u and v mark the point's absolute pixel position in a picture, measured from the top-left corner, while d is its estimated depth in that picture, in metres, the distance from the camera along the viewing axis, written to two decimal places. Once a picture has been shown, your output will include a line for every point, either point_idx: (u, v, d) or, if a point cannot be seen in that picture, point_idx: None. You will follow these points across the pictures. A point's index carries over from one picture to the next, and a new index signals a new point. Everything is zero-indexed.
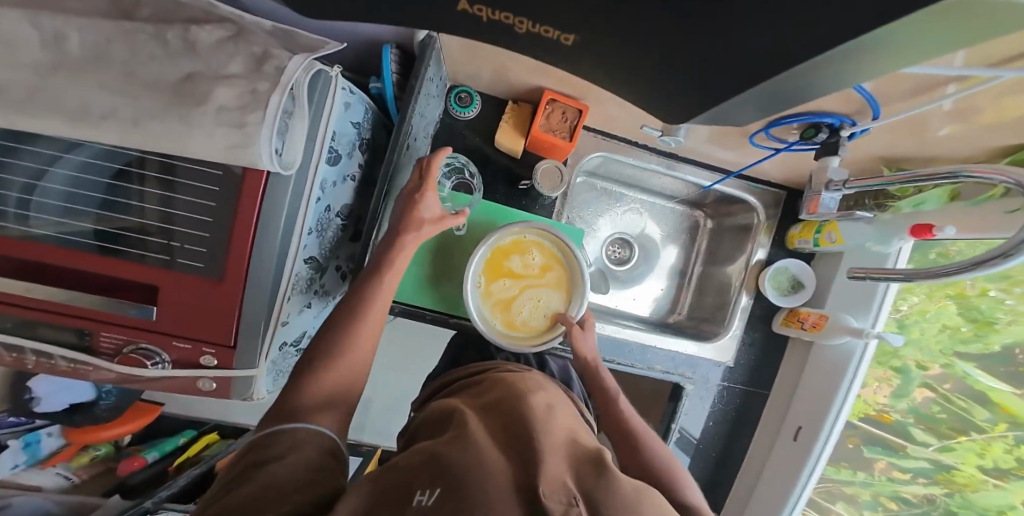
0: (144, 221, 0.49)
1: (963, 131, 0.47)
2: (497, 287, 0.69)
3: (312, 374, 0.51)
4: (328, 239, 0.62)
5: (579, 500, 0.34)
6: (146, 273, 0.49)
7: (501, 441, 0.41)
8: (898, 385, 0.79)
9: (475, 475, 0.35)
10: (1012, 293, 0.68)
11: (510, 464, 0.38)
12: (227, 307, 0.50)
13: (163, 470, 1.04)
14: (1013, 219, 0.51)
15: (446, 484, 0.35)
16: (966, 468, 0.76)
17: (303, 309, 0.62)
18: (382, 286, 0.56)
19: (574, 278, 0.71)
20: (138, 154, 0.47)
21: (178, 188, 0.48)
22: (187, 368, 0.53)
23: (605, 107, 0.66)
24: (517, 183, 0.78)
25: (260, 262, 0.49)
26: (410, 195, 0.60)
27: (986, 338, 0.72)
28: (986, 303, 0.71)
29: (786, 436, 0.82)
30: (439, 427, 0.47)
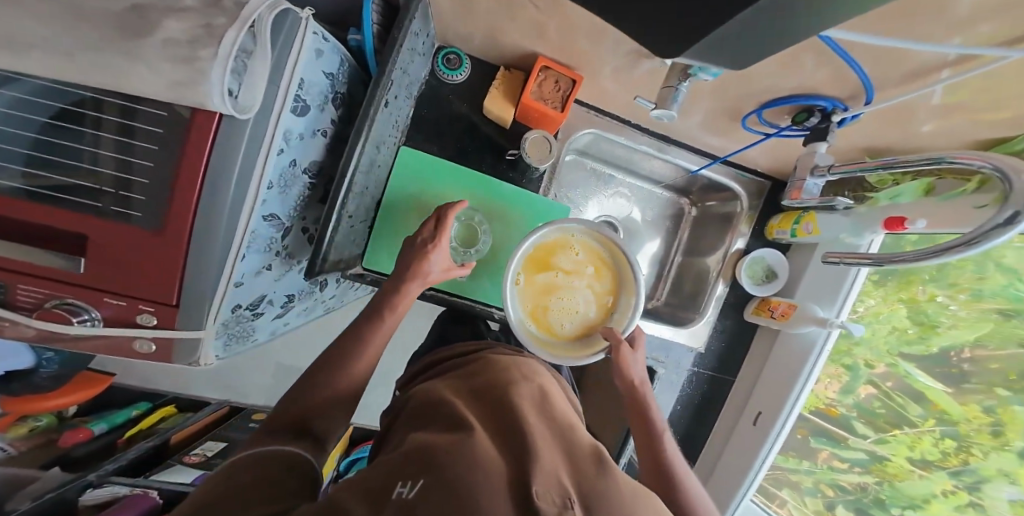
0: (99, 171, 0.44)
1: (944, 126, 0.47)
2: (542, 278, 0.67)
3: (311, 379, 0.51)
4: (293, 197, 0.57)
5: (573, 502, 0.31)
6: (90, 225, 0.43)
7: (493, 435, 0.39)
8: (847, 381, 0.81)
9: (464, 469, 0.31)
10: (958, 299, 0.70)
11: (505, 459, 0.35)
12: (169, 263, 0.45)
13: (113, 443, 0.97)
14: (980, 214, 0.51)
15: (429, 469, 0.31)
16: (896, 459, 0.79)
17: (261, 270, 0.57)
18: (383, 326, 0.58)
19: (628, 291, 0.66)
20: (92, 95, 0.42)
21: (138, 135, 0.43)
22: (121, 327, 0.49)
23: (600, 80, 0.63)
24: (504, 155, 0.75)
25: (208, 216, 0.44)
26: (423, 246, 0.60)
27: (928, 340, 0.74)
28: (933, 308, 0.72)
29: (747, 420, 0.84)
30: (429, 417, 0.45)
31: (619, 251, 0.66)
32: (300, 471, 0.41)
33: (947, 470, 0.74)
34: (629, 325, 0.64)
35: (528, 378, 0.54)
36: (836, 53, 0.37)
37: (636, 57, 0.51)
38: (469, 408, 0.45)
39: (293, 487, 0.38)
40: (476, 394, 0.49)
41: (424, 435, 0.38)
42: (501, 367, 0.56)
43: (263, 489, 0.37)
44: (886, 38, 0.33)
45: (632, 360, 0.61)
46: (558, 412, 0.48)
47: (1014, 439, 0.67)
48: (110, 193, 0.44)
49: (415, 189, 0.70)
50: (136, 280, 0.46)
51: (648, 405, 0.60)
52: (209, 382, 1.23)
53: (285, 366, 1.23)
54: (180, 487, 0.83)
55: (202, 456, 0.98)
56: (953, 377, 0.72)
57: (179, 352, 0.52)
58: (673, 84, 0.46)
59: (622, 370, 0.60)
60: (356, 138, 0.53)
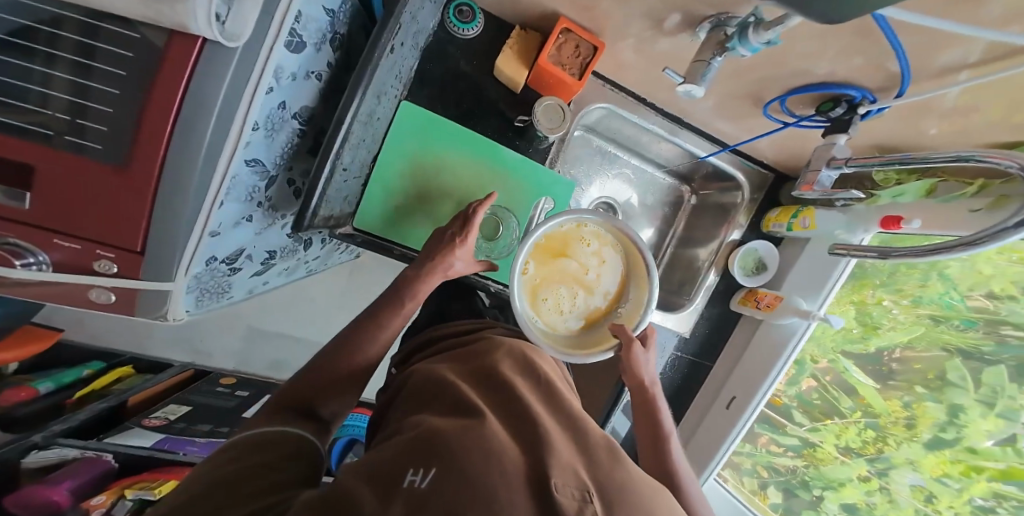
0: (48, 93, 0.37)
1: (952, 130, 0.48)
2: (556, 269, 0.67)
3: (315, 367, 0.52)
4: (280, 144, 0.51)
5: (589, 501, 0.32)
6: (37, 155, 0.37)
7: (505, 427, 0.41)
8: (793, 374, 0.89)
9: (477, 466, 0.32)
10: (900, 304, 0.80)
11: (517, 452, 0.36)
12: (135, 206, 0.40)
13: (61, 402, 0.91)
14: (974, 219, 0.54)
15: (444, 459, 0.32)
16: (825, 446, 0.93)
17: (240, 221, 0.52)
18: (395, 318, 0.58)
19: (641, 289, 0.66)
20: (51, 8, 0.35)
21: (99, 58, 0.36)
22: (76, 274, 0.43)
23: (621, 49, 0.59)
24: (512, 120, 0.71)
25: (181, 157, 0.39)
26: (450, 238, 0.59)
27: (867, 339, 0.84)
28: (878, 310, 0.82)
29: (719, 404, 0.89)
30: (440, 401, 0.47)
31: (636, 248, 0.65)
32: (305, 456, 0.41)
33: (864, 456, 0.88)
34: (641, 324, 0.63)
35: (533, 367, 0.56)
36: (886, 49, 0.36)
37: (668, 31, 0.48)
38: (480, 396, 0.47)
39: (301, 473, 0.38)
40: (484, 380, 0.51)
41: (437, 422, 0.40)
42: (506, 355, 0.57)
43: (274, 470, 0.37)
44: (942, 39, 0.32)
45: (644, 361, 0.61)
46: (563, 402, 0.50)
47: (922, 431, 0.80)
48: (63, 119, 0.37)
49: (414, 149, 0.66)
50: (93, 222, 0.40)
51: (657, 408, 0.59)
52: (172, 342, 1.16)
53: (259, 328, 1.19)
54: (143, 452, 0.80)
55: (164, 420, 0.93)
56: (881, 374, 0.84)
57: (143, 306, 0.47)
58: (706, 58, 0.42)
59: (632, 369, 0.60)
60: (356, 86, 0.48)
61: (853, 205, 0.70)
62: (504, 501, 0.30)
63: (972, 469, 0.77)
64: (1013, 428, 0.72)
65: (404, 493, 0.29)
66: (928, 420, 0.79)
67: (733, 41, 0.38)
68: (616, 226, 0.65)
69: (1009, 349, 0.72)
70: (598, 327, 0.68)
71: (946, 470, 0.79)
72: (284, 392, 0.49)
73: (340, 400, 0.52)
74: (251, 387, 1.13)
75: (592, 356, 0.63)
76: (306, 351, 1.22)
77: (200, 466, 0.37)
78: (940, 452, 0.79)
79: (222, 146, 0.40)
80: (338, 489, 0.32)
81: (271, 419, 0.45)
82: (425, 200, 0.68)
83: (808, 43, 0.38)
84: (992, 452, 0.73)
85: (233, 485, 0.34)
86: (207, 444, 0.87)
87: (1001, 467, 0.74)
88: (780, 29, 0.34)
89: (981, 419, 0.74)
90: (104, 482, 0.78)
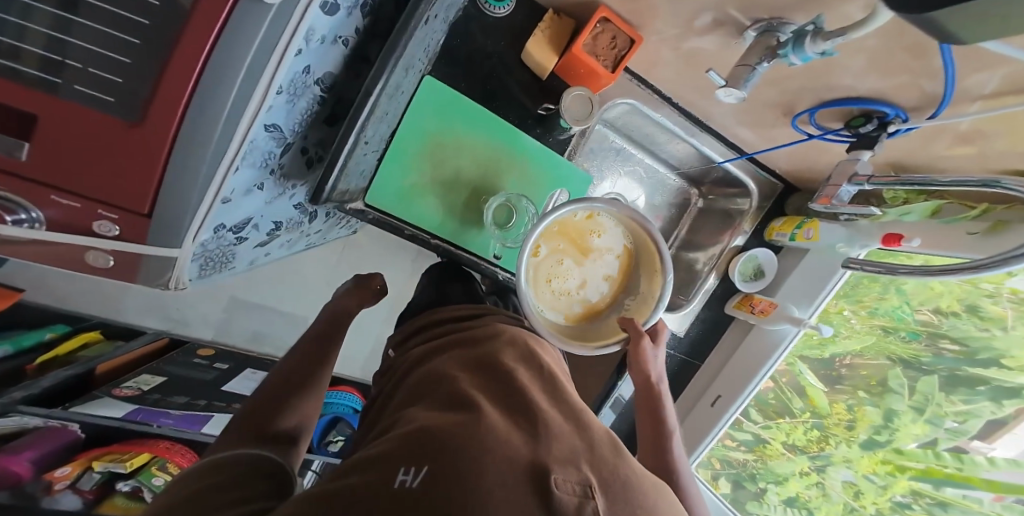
0: (31, 27, 0.31)
1: (964, 153, 0.51)
2: (568, 258, 0.65)
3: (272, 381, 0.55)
4: (300, 110, 0.49)
5: (591, 494, 0.33)
6: (26, 99, 0.32)
7: (507, 420, 0.40)
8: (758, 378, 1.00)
9: (470, 462, 0.32)
10: (857, 313, 0.91)
11: (517, 441, 0.37)
12: (143, 166, 0.37)
13: (21, 368, 0.82)
14: (971, 240, 0.58)
15: (436, 461, 0.32)
16: (774, 443, 1.07)
17: (251, 189, 0.50)
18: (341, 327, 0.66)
19: (653, 282, 0.64)
20: None
21: None
22: (73, 233, 0.41)
23: (659, 47, 0.58)
24: (536, 107, 0.69)
25: (201, 122, 0.35)
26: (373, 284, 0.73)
27: (825, 347, 0.95)
28: (837, 318, 0.93)
29: (704, 402, 0.95)
30: (438, 394, 0.46)
31: (650, 240, 0.63)
32: (273, 475, 0.41)
33: (807, 453, 1.04)
34: (652, 316, 0.63)
35: (534, 357, 0.55)
36: (936, 69, 0.36)
37: (713, 34, 0.48)
38: (479, 387, 0.46)
39: (271, 487, 0.38)
40: (483, 369, 0.51)
41: (432, 420, 0.40)
42: (509, 342, 0.57)
43: (244, 484, 0.37)
44: (997, 68, 0.33)
45: (651, 357, 0.62)
46: (564, 394, 0.50)
47: (859, 432, 0.95)
48: (76, 68, 0.33)
49: (433, 127, 0.64)
50: (97, 180, 0.37)
51: (663, 403, 0.60)
52: (146, 308, 1.10)
53: (243, 300, 1.14)
54: (114, 423, 0.74)
55: (136, 390, 0.87)
56: (831, 379, 0.98)
57: (145, 270, 0.45)
58: (752, 63, 0.42)
59: (640, 363, 0.61)
60: (388, 58, 0.48)
61: (857, 220, 0.72)
62: (508, 497, 0.30)
63: (897, 468, 0.91)
64: (935, 433, 0.85)
65: (395, 494, 0.30)
66: (866, 423, 0.94)
67: (786, 48, 0.38)
68: (633, 217, 0.62)
69: (944, 360, 0.84)
70: (608, 316, 0.68)
71: (875, 468, 0.95)
72: (253, 415, 0.50)
73: (299, 410, 0.53)
74: (231, 360, 1.08)
75: (599, 348, 0.63)
76: (292, 326, 1.19)
77: (173, 489, 0.37)
78: (874, 452, 0.94)
79: (243, 112, 0.37)
80: (324, 498, 0.32)
81: (244, 439, 0.46)
82: (440, 181, 0.66)
83: (863, 52, 0.38)
84: (915, 453, 0.87)
85: (202, 500, 0.34)
86: (183, 416, 0.82)
87: (921, 466, 0.87)
88: (835, 43, 0.34)
89: (911, 423, 0.88)
90: (70, 453, 0.72)
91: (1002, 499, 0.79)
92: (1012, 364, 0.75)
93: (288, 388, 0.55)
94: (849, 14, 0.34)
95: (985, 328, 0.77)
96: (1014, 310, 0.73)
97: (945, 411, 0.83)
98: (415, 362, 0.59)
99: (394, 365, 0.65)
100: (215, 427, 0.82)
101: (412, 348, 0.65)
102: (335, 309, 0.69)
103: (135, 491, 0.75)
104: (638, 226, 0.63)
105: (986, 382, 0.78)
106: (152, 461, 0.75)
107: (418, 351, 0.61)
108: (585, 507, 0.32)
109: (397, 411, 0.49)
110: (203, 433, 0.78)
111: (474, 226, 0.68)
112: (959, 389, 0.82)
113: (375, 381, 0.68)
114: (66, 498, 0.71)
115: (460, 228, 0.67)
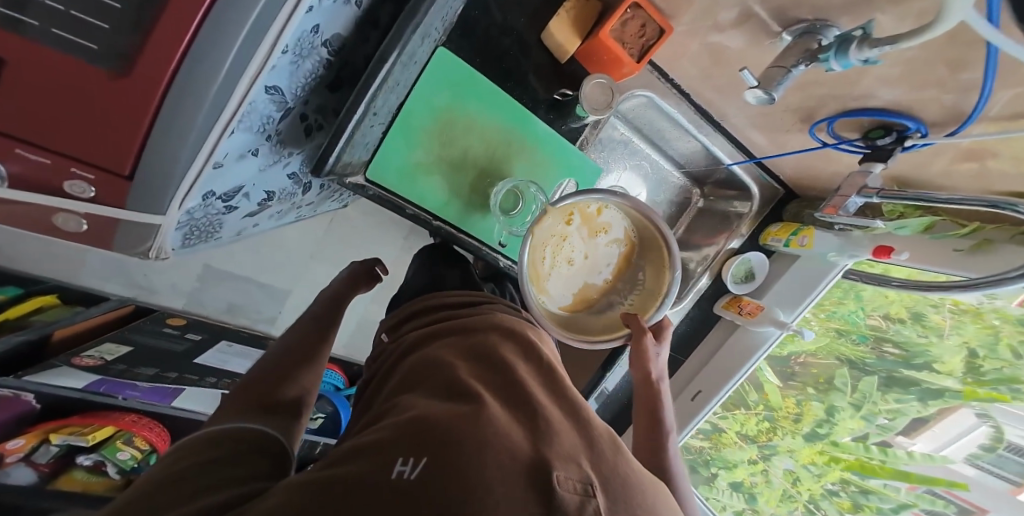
0: None
1: (964, 173, 0.52)
2: (574, 249, 0.64)
3: (270, 361, 0.54)
4: (304, 73, 0.45)
5: (593, 494, 0.32)
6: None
7: (508, 413, 0.39)
8: None
9: (474, 453, 0.31)
10: (817, 316, 0.98)
11: (520, 435, 0.35)
12: (128, 125, 0.32)
13: None
14: (959, 258, 0.61)
15: (438, 452, 0.31)
16: (729, 433, 1.18)
17: (244, 155, 0.46)
18: (335, 313, 0.65)
19: (660, 279, 0.64)
20: None
21: None
22: (45, 194, 0.37)
23: (688, 40, 0.56)
24: (552, 92, 0.67)
25: (196, 80, 0.31)
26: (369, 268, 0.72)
27: (784, 346, 1.03)
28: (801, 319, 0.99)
29: (684, 396, 1.00)
30: (435, 383, 0.44)
31: (660, 239, 0.62)
32: (272, 451, 0.39)
33: (756, 442, 1.16)
34: (659, 312, 0.63)
35: (533, 349, 0.54)
36: (971, 85, 0.36)
37: (750, 31, 0.47)
38: (479, 378, 0.45)
39: (264, 466, 0.36)
40: (485, 357, 0.49)
41: (432, 409, 0.38)
42: (511, 334, 0.55)
43: (234, 464, 0.35)
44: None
45: (653, 353, 0.62)
46: (563, 388, 0.48)
47: (803, 425, 1.08)
48: (54, 9, 0.28)
49: (444, 103, 0.61)
50: (71, 136, 0.33)
51: (661, 401, 0.61)
52: (108, 272, 1.00)
53: (218, 269, 1.07)
54: (73, 395, 0.69)
55: (100, 360, 0.81)
56: (785, 375, 1.08)
57: (123, 236, 0.44)
58: (789, 66, 0.41)
59: (643, 360, 0.61)
60: (407, 21, 0.46)
61: (850, 230, 0.73)
62: (509, 493, 0.28)
63: (832, 459, 1.05)
64: (867, 427, 0.99)
65: (392, 484, 0.28)
66: (811, 417, 1.06)
67: (828, 52, 0.37)
68: (644, 212, 0.60)
69: (885, 362, 0.96)
70: (608, 312, 0.67)
71: (814, 459, 1.08)
72: (246, 391, 0.48)
73: (297, 384, 0.51)
74: (205, 331, 1.03)
75: (597, 343, 0.63)
76: (273, 300, 1.14)
77: (151, 468, 0.35)
78: (813, 443, 1.07)
79: (243, 71, 0.33)
80: (315, 484, 0.29)
81: (234, 413, 0.43)
82: (447, 162, 0.63)
83: (906, 62, 0.38)
84: (849, 445, 1.01)
85: (187, 480, 0.32)
86: (151, 389, 0.78)
87: (850, 458, 1.02)
88: (879, 52, 0.33)
89: (848, 419, 1.01)
90: (20, 425, 0.66)
91: (915, 488, 0.94)
92: (943, 369, 0.88)
93: (277, 369, 0.52)
94: (901, 21, 0.33)
95: (925, 334, 0.89)
96: (951, 319, 0.85)
97: (878, 409, 0.97)
98: (409, 347, 0.56)
99: (387, 350, 0.63)
100: (187, 401, 0.79)
101: (406, 333, 0.62)
102: (335, 289, 0.69)
103: (96, 466, 0.71)
104: (649, 224, 0.62)
105: (917, 384, 0.91)
106: (117, 435, 0.70)
107: (413, 337, 0.59)
108: (587, 506, 0.30)
109: (390, 399, 0.47)
110: (173, 406, 0.76)
111: (477, 211, 0.67)
112: (893, 389, 0.95)
113: (366, 365, 0.65)
114: (18, 472, 0.65)
115: (464, 212, 0.66)
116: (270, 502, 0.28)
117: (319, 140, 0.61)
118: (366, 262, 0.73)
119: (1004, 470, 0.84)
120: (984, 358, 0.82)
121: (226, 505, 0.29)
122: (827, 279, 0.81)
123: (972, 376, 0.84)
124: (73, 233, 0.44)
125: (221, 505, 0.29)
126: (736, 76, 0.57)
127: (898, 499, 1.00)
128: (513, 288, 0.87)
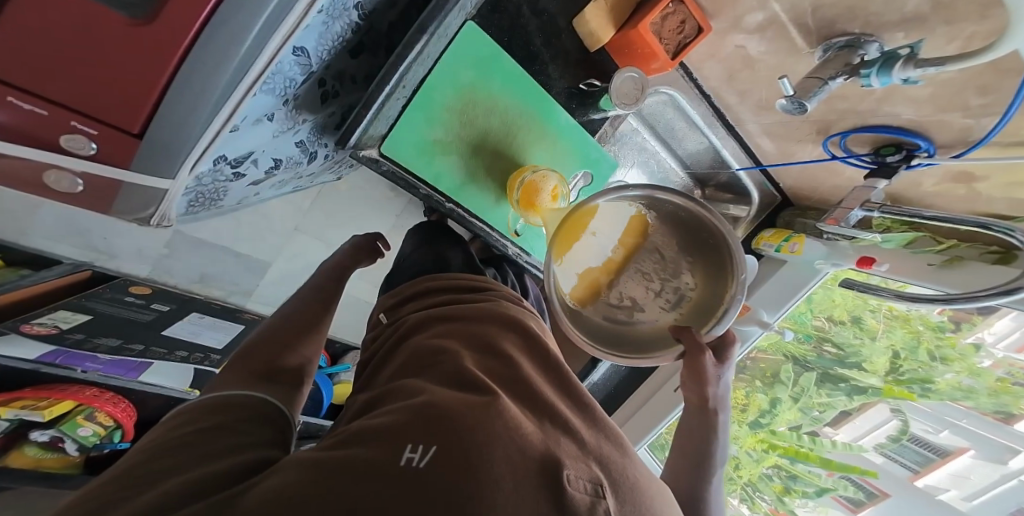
0: None
1: (945, 192, 0.57)
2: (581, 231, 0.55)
3: (271, 330, 0.51)
4: (331, 35, 0.43)
5: (604, 501, 0.30)
6: None
7: (519, 409, 0.36)
8: None
9: (489, 439, 0.29)
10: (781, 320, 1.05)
11: (533, 431, 0.33)
12: (155, 77, 0.30)
13: None
14: (935, 272, 0.64)
15: (454, 439, 0.28)
16: None
17: (257, 118, 0.43)
18: (339, 286, 0.63)
19: (718, 286, 0.48)
20: None
21: None
22: (38, 140, 0.34)
23: (725, 42, 0.58)
24: (578, 82, 0.66)
25: (226, 34, 0.29)
26: (371, 241, 0.70)
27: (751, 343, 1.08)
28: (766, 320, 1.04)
29: (669, 386, 1.04)
30: (443, 368, 0.42)
31: (710, 237, 0.47)
32: (276, 421, 0.37)
33: None
34: (720, 327, 0.48)
35: (537, 343, 0.52)
36: (994, 111, 0.41)
37: (796, 38, 0.49)
38: (489, 370, 0.43)
39: (266, 434, 0.34)
40: (494, 349, 0.47)
41: (444, 396, 0.35)
42: (518, 328, 0.53)
43: (230, 432, 0.32)
44: None
45: (715, 377, 0.57)
46: (569, 384, 0.47)
47: (748, 414, 1.19)
48: None
49: (468, 81, 0.58)
50: (85, 85, 0.30)
51: (708, 424, 0.61)
52: (63, 232, 0.85)
53: (190, 236, 0.96)
54: (25, 367, 0.60)
55: (54, 328, 0.71)
56: (738, 368, 1.17)
57: (124, 196, 0.42)
58: (824, 77, 0.45)
59: (706, 387, 0.57)
60: None
61: (837, 240, 0.77)
62: (521, 488, 0.26)
63: (770, 446, 1.15)
64: (802, 419, 1.10)
65: (400, 470, 0.25)
66: (755, 407, 1.17)
67: (871, 68, 0.40)
68: (680, 197, 0.47)
69: (823, 359, 1.04)
70: (647, 325, 0.51)
71: (755, 445, 1.19)
72: (246, 357, 0.46)
73: (297, 355, 0.49)
74: (172, 301, 0.94)
75: (643, 359, 0.48)
76: (253, 271, 1.08)
77: (145, 434, 0.32)
78: (756, 432, 1.18)
79: (279, 26, 0.31)
80: (309, 467, 0.25)
81: (230, 382, 0.40)
82: (459, 140, 0.61)
83: (939, 85, 0.42)
84: (784, 433, 1.12)
85: (186, 449, 0.29)
86: (113, 362, 0.71)
87: (785, 446, 1.12)
88: (922, 71, 0.36)
89: (787, 410, 1.11)
90: None
91: (833, 474, 1.05)
92: (869, 368, 0.97)
93: (276, 339, 0.50)
94: (950, 42, 0.37)
95: (859, 336, 0.97)
96: (884, 323, 0.92)
97: (813, 402, 1.07)
98: (410, 331, 0.54)
99: (385, 332, 0.60)
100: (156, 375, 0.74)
101: (407, 315, 0.60)
102: (338, 261, 0.66)
103: (53, 442, 0.65)
104: (694, 214, 0.47)
105: (846, 380, 1.01)
106: (76, 410, 0.64)
107: (413, 319, 0.56)
108: (598, 507, 0.28)
109: (386, 386, 0.44)
110: (141, 381, 0.71)
111: (489, 193, 0.66)
112: (827, 384, 1.04)
113: (363, 345, 0.64)
114: None
115: (472, 192, 0.65)
116: (276, 478, 0.25)
117: (332, 108, 0.57)
118: (362, 237, 0.70)
119: (904, 458, 0.94)
120: (905, 359, 0.91)
121: (230, 478, 0.26)
122: (811, 284, 0.86)
123: (892, 375, 0.94)
124: (71, 189, 0.42)
125: (229, 475, 0.27)
126: (768, 84, 0.59)
127: (820, 483, 1.09)
128: (512, 274, 0.86)
